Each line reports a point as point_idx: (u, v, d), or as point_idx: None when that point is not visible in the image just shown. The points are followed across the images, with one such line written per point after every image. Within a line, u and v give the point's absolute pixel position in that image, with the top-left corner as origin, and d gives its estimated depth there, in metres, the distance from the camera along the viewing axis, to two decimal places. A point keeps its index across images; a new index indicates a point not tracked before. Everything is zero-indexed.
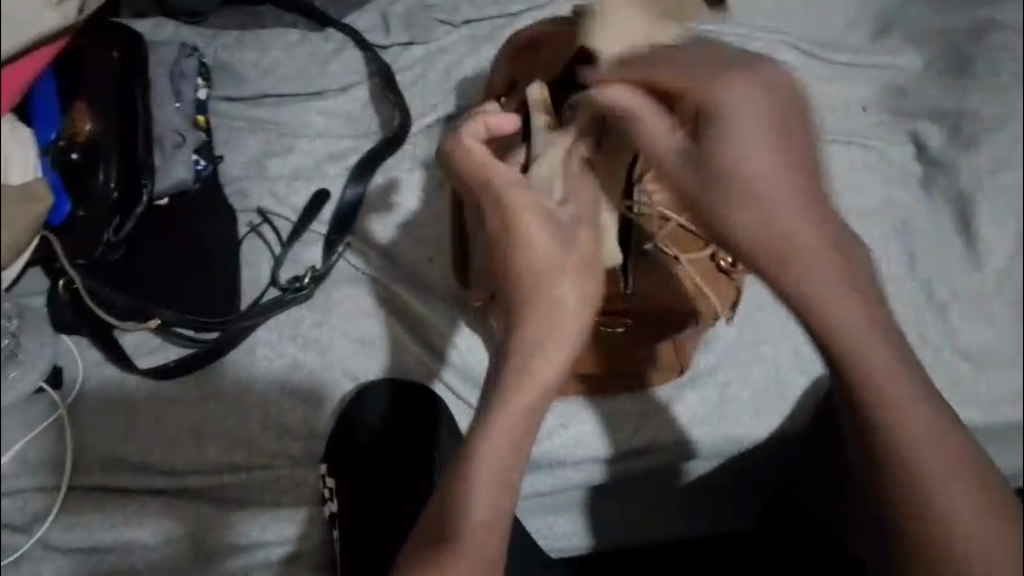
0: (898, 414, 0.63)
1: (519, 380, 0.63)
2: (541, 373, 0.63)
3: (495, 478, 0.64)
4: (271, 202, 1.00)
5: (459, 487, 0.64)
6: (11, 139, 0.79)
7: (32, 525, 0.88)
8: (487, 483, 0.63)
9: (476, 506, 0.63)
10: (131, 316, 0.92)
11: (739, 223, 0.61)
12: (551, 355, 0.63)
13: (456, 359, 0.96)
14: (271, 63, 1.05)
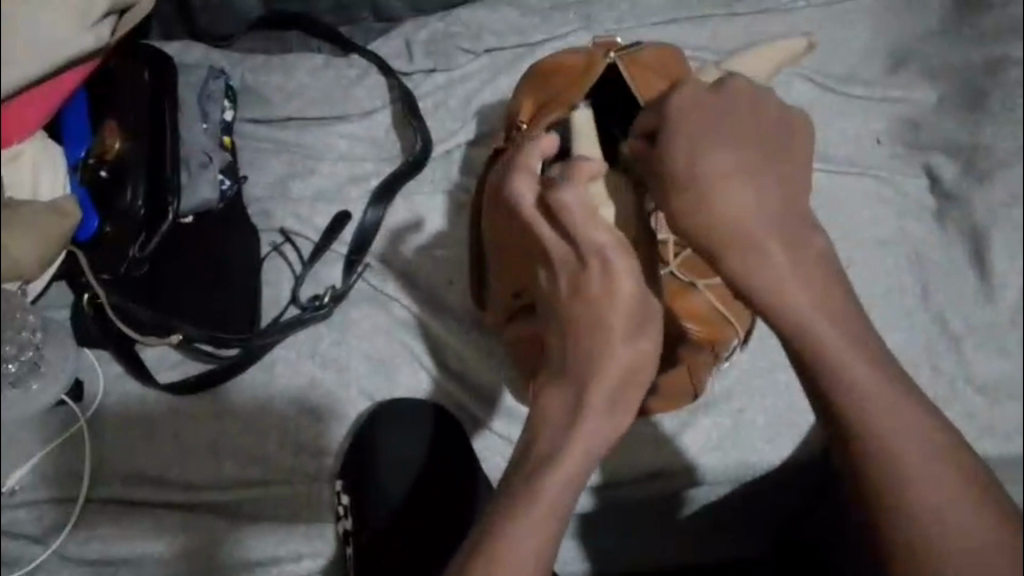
0: (880, 425, 0.64)
1: (577, 433, 0.68)
2: (594, 421, 0.68)
3: (546, 516, 0.66)
4: (294, 222, 1.02)
5: (510, 521, 0.66)
6: (41, 155, 0.83)
7: (48, 536, 0.90)
8: (535, 522, 0.66)
9: (522, 540, 0.65)
10: (153, 331, 0.93)
11: (698, 196, 0.66)
12: (603, 409, 0.68)
13: (507, 400, 0.95)
14: (296, 87, 1.07)
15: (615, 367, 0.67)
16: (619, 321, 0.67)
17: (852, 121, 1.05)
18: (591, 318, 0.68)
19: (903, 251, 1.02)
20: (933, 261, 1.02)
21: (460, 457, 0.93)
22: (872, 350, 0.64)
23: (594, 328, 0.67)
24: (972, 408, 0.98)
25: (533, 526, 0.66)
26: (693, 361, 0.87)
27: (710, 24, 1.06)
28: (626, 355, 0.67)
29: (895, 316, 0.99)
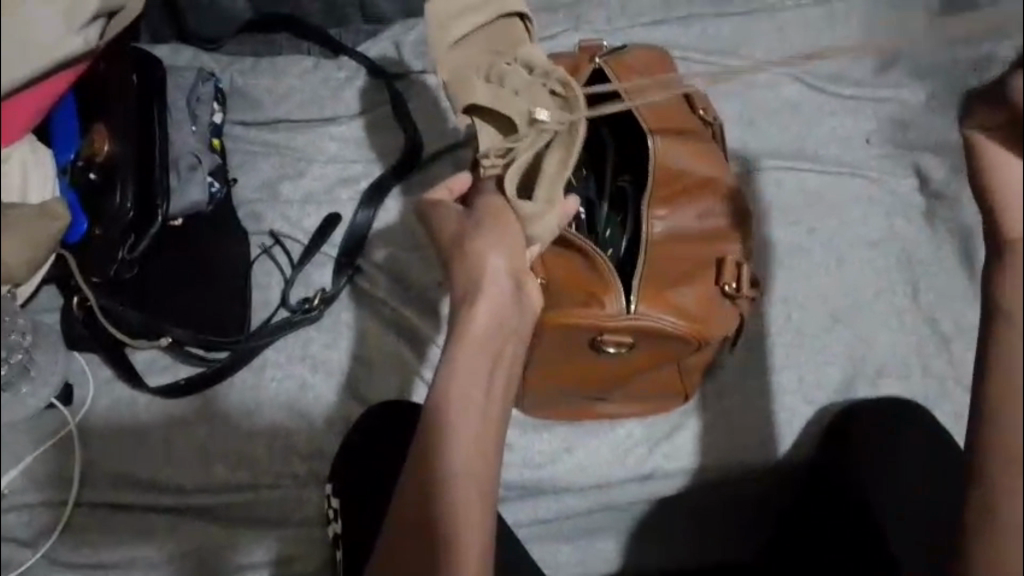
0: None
1: (462, 343, 0.71)
2: (477, 334, 0.71)
3: (473, 431, 0.70)
4: (283, 224, 1.02)
5: (441, 444, 0.70)
6: (31, 159, 0.83)
7: (38, 540, 0.89)
8: (464, 436, 0.70)
9: (458, 457, 0.70)
10: (142, 335, 0.93)
11: None
12: (489, 312, 0.71)
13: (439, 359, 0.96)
14: (287, 89, 1.07)
15: (493, 284, 0.72)
16: (490, 237, 0.72)
17: (841, 121, 1.05)
18: (456, 254, 0.73)
19: (894, 249, 1.01)
20: (920, 262, 1.01)
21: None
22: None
23: (465, 259, 0.72)
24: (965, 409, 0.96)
25: (465, 450, 0.70)
26: (687, 360, 0.86)
27: (698, 27, 1.08)
28: (503, 261, 0.72)
29: (886, 314, 0.98)
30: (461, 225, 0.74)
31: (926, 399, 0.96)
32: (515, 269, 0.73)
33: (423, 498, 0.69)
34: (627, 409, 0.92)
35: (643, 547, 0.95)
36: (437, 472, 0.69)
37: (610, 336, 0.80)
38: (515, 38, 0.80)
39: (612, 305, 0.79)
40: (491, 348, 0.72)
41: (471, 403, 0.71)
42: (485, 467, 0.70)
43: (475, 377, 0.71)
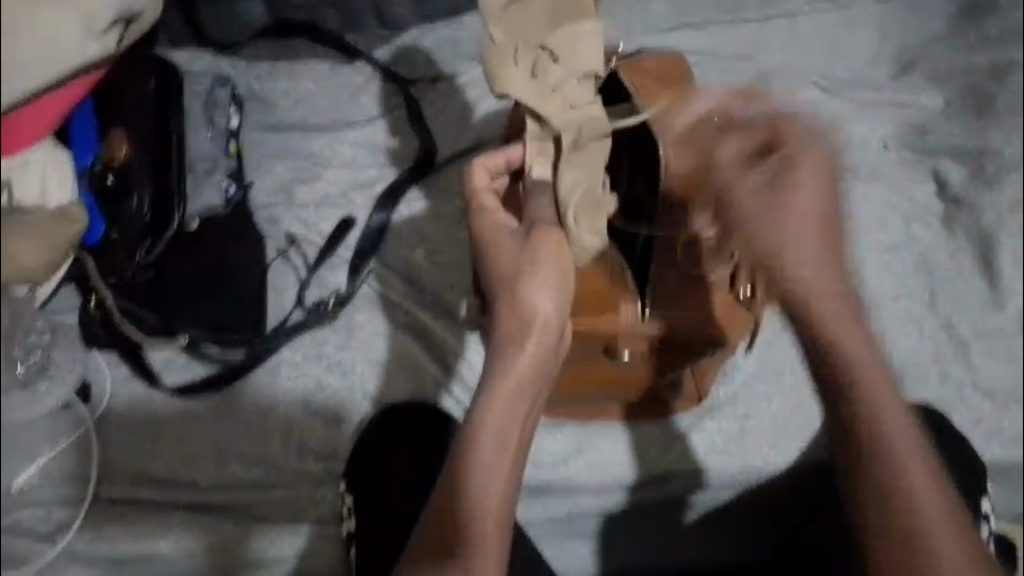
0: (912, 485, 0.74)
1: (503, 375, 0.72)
2: (517, 368, 0.72)
3: (497, 459, 0.72)
4: (299, 227, 1.03)
5: (464, 466, 0.71)
6: (49, 161, 0.84)
7: (56, 534, 0.90)
8: (490, 462, 0.71)
9: (483, 483, 0.71)
10: (160, 334, 0.94)
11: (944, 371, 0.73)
12: (535, 350, 0.72)
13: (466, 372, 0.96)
14: (303, 93, 1.08)
15: (538, 326, 0.72)
16: (543, 276, 0.71)
17: (859, 125, 1.04)
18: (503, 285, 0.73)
19: (909, 254, 1.01)
20: (939, 268, 1.01)
21: (439, 439, 0.93)
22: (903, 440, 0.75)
23: (515, 294, 0.72)
24: (980, 414, 0.97)
25: (485, 475, 0.71)
26: (701, 361, 0.88)
27: (712, 31, 1.06)
28: (552, 299, 0.72)
29: (902, 320, 0.99)
30: (514, 260, 0.72)
31: (940, 403, 0.97)
32: (561, 308, 0.73)
33: (440, 517, 0.71)
34: (653, 411, 0.93)
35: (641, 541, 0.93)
36: (459, 495, 0.71)
37: (623, 341, 0.84)
38: (586, 27, 0.75)
39: (627, 310, 0.82)
40: (531, 387, 0.73)
41: (509, 437, 0.72)
42: (507, 501, 0.71)
43: (513, 411, 0.72)
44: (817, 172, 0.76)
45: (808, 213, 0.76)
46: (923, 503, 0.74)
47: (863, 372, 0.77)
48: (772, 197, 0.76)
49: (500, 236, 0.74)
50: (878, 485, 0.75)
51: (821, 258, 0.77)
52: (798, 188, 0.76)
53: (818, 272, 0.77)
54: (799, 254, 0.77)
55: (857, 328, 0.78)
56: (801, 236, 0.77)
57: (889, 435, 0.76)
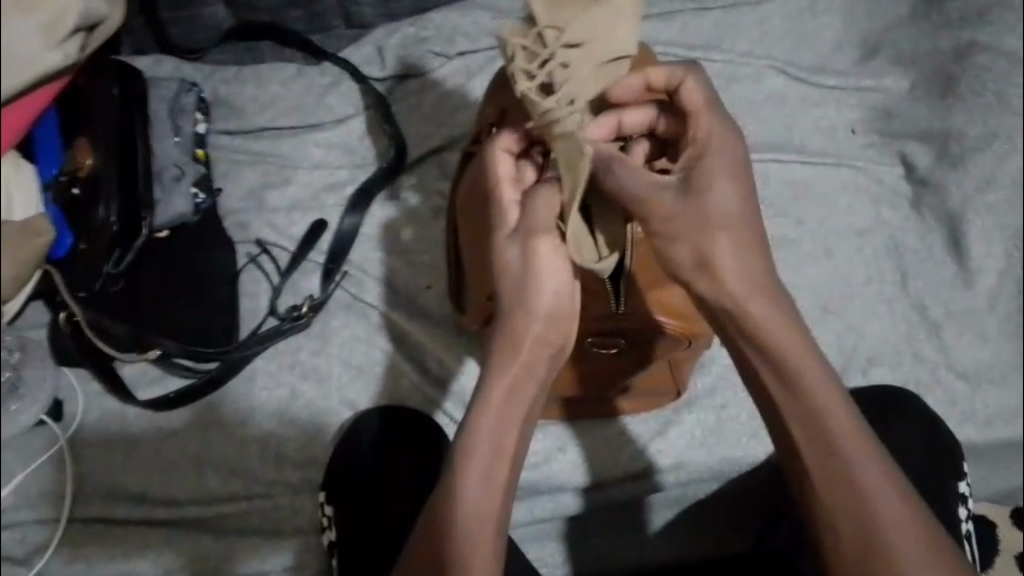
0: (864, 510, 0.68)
1: (496, 386, 0.70)
2: (509, 374, 0.70)
3: (490, 470, 0.69)
4: (270, 232, 1.01)
5: (457, 476, 0.69)
6: (14, 171, 0.83)
7: (32, 557, 0.89)
8: (485, 474, 0.69)
9: (473, 497, 0.68)
10: (131, 347, 0.93)
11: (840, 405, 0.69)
12: (529, 357, 0.69)
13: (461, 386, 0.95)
14: (269, 98, 1.06)
15: (530, 338, 0.69)
16: (543, 284, 0.67)
17: (826, 110, 1.05)
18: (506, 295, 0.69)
19: (879, 238, 1.01)
20: (909, 250, 1.01)
21: (439, 440, 0.93)
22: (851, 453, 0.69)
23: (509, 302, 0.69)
24: (956, 393, 0.98)
25: (478, 485, 0.69)
26: (679, 355, 0.85)
27: (680, 21, 1.04)
28: (548, 307, 0.68)
29: (875, 303, 0.99)
30: (511, 259, 0.68)
31: (917, 386, 0.97)
32: (559, 311, 0.69)
33: (432, 528, 0.69)
34: (597, 409, 0.91)
35: (622, 542, 0.93)
36: (453, 508, 0.68)
37: (596, 338, 0.81)
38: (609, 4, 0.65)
39: (601, 308, 0.78)
40: (523, 396, 0.70)
41: (504, 449, 0.70)
42: (499, 516, 0.69)
43: (505, 423, 0.70)
44: (723, 174, 0.66)
45: (727, 211, 0.66)
46: (883, 514, 0.67)
47: (809, 388, 0.68)
48: (671, 206, 0.65)
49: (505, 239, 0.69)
50: (844, 506, 0.68)
51: (751, 263, 0.67)
52: (716, 189, 0.66)
53: (747, 273, 0.67)
54: (728, 263, 0.66)
55: (807, 345, 0.69)
56: (725, 241, 0.66)
57: (846, 451, 0.68)
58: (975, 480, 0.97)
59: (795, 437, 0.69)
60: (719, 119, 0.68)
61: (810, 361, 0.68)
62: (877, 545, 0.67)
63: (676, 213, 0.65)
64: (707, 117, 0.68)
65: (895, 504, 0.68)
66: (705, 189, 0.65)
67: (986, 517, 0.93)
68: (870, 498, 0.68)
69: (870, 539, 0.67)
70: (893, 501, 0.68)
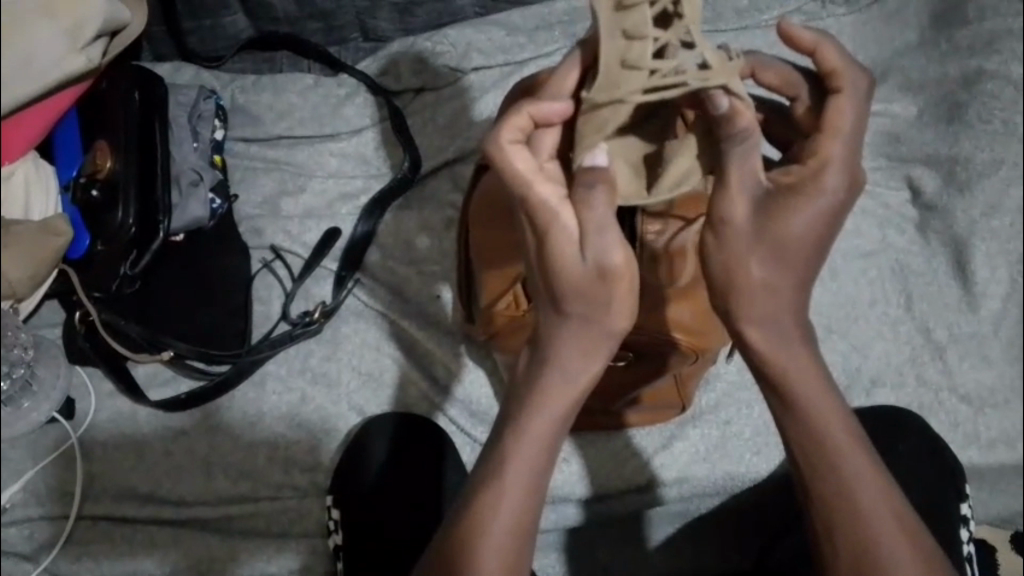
0: (858, 517, 0.67)
1: (534, 397, 0.66)
2: (556, 389, 0.65)
3: (518, 483, 0.67)
4: (283, 239, 1.03)
5: (499, 481, 0.67)
6: (32, 176, 0.84)
7: (39, 554, 0.91)
8: (517, 484, 0.67)
9: (501, 509, 0.66)
10: (145, 349, 0.94)
11: (836, 414, 0.66)
12: (567, 360, 0.64)
13: (465, 393, 0.97)
14: (287, 106, 1.07)
15: (568, 344, 0.64)
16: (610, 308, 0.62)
17: None
18: (551, 292, 0.62)
19: (883, 261, 1.02)
20: (915, 272, 1.02)
21: (438, 457, 0.94)
22: (852, 458, 0.66)
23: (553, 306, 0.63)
24: (958, 416, 0.99)
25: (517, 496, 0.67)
26: (683, 372, 0.86)
27: None
28: (609, 324, 0.62)
29: (878, 324, 1.00)
30: (581, 276, 0.60)
31: (920, 408, 0.99)
32: (618, 319, 0.62)
33: (462, 541, 0.67)
34: (604, 422, 0.92)
35: (622, 557, 0.93)
36: (480, 514, 0.67)
37: None
38: None
39: None
40: (562, 407, 0.66)
41: (527, 459, 0.67)
42: (524, 538, 0.67)
43: (538, 436, 0.66)
44: (800, 202, 0.59)
45: (793, 241, 0.60)
46: (880, 531, 0.66)
47: (816, 407, 0.66)
48: (744, 222, 0.60)
49: (569, 253, 0.60)
50: (842, 521, 0.67)
51: (785, 274, 0.61)
52: (790, 213, 0.59)
53: (776, 299, 0.62)
54: (761, 286, 0.61)
55: (810, 356, 0.65)
56: (769, 270, 0.61)
57: (845, 466, 0.66)
58: (978, 504, 0.98)
59: (802, 453, 0.67)
60: (847, 150, 0.60)
61: (818, 384, 0.65)
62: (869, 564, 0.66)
63: (737, 228, 0.60)
64: (835, 144, 0.59)
65: (890, 518, 0.67)
66: (773, 218, 0.59)
67: (987, 542, 0.94)
68: (863, 508, 0.67)
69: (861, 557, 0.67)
70: (888, 519, 0.67)
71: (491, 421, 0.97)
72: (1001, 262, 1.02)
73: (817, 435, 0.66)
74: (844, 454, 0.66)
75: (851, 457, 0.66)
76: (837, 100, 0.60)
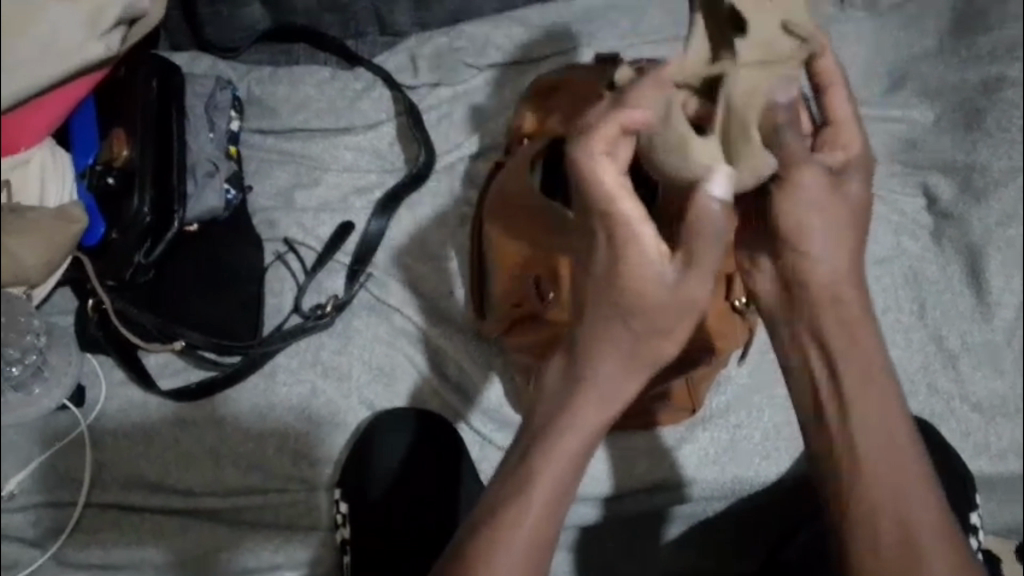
0: (903, 507, 0.69)
1: (573, 403, 0.67)
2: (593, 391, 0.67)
3: (552, 489, 0.67)
4: (297, 232, 1.03)
5: (533, 484, 0.67)
6: (48, 163, 0.85)
7: (46, 540, 0.92)
8: (553, 490, 0.67)
9: (534, 514, 0.67)
10: (157, 338, 0.94)
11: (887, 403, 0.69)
12: (614, 374, 0.66)
13: (475, 391, 0.97)
14: (303, 99, 1.07)
15: (621, 358, 0.65)
16: (669, 329, 0.64)
17: None
18: (617, 306, 0.63)
19: (898, 268, 1.02)
20: (929, 280, 1.02)
21: (446, 453, 0.95)
22: (901, 448, 0.70)
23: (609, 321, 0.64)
24: (970, 425, 0.99)
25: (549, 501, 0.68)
26: (695, 375, 0.86)
27: None
28: (663, 344, 0.65)
29: (891, 331, 1.00)
30: (654, 296, 0.62)
31: (931, 416, 0.99)
32: (670, 341, 0.65)
33: (490, 542, 0.67)
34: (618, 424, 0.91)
35: (626, 558, 0.94)
36: (517, 518, 0.67)
37: None
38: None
39: None
40: (600, 418, 0.68)
41: (561, 467, 0.68)
42: (551, 543, 0.68)
43: (574, 444, 0.67)
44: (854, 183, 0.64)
45: (849, 229, 0.65)
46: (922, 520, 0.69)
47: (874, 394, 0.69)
48: (811, 213, 0.63)
49: (646, 273, 0.61)
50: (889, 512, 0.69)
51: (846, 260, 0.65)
52: (847, 198, 0.64)
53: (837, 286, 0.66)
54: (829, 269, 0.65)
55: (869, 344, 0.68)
56: (834, 253, 0.65)
57: (894, 456, 0.69)
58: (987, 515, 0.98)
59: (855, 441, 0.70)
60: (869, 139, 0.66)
61: (873, 374, 0.69)
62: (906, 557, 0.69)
63: (811, 209, 0.63)
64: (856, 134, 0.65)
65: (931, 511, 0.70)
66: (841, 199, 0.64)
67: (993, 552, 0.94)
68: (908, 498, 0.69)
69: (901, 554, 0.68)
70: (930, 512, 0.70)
71: (505, 418, 0.96)
72: (1016, 272, 1.02)
73: (871, 429, 0.69)
74: (895, 443, 0.69)
75: (899, 448, 0.70)
76: (829, 92, 0.64)
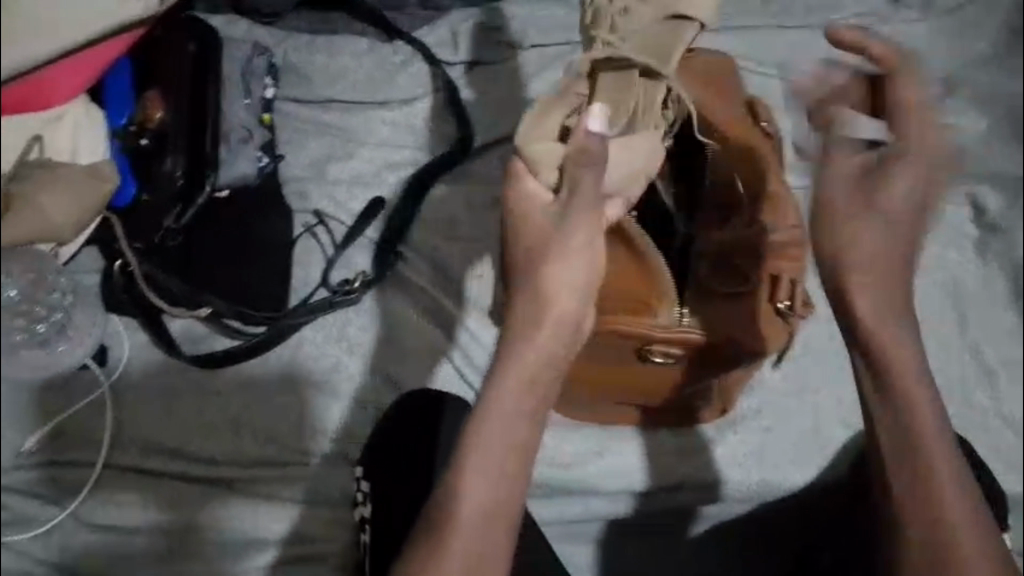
0: (942, 507, 0.67)
1: (507, 367, 0.64)
2: (516, 390, 0.64)
3: (491, 461, 0.64)
4: (329, 205, 1.01)
5: (474, 460, 0.64)
6: (83, 118, 0.83)
7: (64, 498, 0.91)
8: (490, 465, 0.64)
9: (475, 491, 0.64)
10: (183, 303, 0.93)
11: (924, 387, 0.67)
12: (545, 338, 0.63)
13: None
14: (339, 68, 1.06)
15: (549, 320, 0.63)
16: (568, 279, 0.63)
17: None
18: (530, 266, 0.63)
19: (942, 276, 1.00)
20: (971, 292, 1.00)
21: None
22: (940, 441, 0.68)
23: (534, 277, 0.63)
24: (1006, 443, 0.97)
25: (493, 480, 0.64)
26: (730, 375, 0.85)
27: None
28: (568, 299, 0.63)
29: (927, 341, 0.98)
30: (544, 239, 0.63)
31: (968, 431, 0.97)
32: (586, 287, 0.63)
33: (431, 544, 0.65)
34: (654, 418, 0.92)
35: (650, 557, 0.93)
36: (457, 494, 0.64)
37: (658, 347, 0.80)
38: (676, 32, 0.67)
39: (663, 314, 0.78)
40: (538, 385, 0.64)
41: (508, 443, 0.64)
42: (501, 527, 0.65)
43: (514, 417, 0.64)
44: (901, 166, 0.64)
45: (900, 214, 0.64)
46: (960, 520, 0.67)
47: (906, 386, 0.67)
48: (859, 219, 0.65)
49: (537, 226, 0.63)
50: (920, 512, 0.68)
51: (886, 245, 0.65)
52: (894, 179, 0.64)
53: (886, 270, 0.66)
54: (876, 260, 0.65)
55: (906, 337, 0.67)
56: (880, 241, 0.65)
57: (933, 452, 0.67)
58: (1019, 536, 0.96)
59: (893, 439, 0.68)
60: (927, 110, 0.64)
61: (909, 356, 0.67)
62: (945, 567, 0.67)
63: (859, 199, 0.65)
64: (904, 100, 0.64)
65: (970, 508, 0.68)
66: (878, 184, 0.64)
67: None
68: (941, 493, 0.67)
69: (931, 562, 0.67)
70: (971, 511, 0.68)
71: None
72: None
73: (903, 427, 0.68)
74: (931, 433, 0.67)
75: (936, 441, 0.68)
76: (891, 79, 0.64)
